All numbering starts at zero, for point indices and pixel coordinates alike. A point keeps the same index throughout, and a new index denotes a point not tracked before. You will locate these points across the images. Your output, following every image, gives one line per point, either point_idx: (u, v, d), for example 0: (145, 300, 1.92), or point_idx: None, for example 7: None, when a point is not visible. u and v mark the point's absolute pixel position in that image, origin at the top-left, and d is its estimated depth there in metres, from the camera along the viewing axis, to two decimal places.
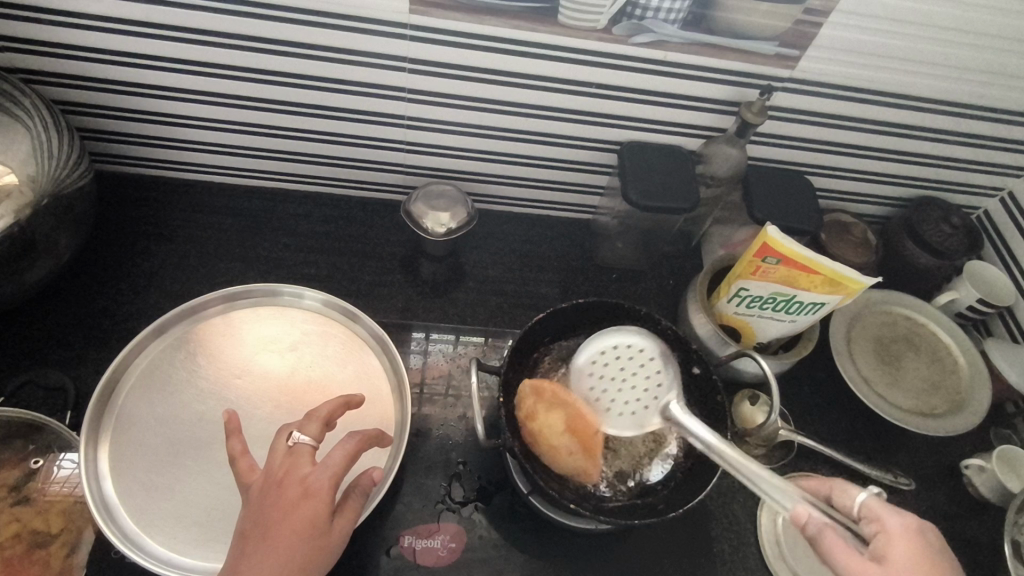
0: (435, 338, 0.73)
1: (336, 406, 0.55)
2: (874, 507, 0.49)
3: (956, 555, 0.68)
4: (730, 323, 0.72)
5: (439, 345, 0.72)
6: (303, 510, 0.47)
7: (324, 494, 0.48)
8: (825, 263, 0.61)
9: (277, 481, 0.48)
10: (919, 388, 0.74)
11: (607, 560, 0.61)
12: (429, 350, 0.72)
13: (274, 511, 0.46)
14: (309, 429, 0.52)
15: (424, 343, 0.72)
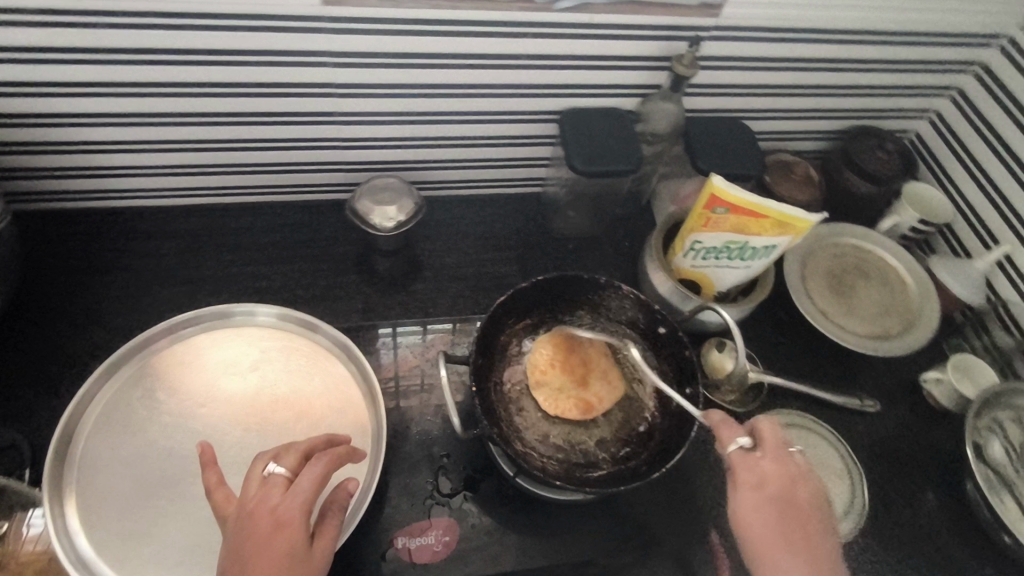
0: (402, 331, 0.72)
1: (318, 440, 0.54)
2: (738, 463, 0.53)
3: (924, 463, 0.72)
4: (688, 278, 0.74)
5: (407, 339, 0.72)
6: (277, 541, 0.46)
7: (298, 526, 0.47)
8: (769, 207, 0.63)
9: (250, 513, 0.47)
10: (874, 313, 0.77)
11: (602, 529, 0.62)
12: (398, 345, 0.71)
13: (245, 544, 0.46)
14: (287, 456, 0.51)
15: (390, 339, 0.71)
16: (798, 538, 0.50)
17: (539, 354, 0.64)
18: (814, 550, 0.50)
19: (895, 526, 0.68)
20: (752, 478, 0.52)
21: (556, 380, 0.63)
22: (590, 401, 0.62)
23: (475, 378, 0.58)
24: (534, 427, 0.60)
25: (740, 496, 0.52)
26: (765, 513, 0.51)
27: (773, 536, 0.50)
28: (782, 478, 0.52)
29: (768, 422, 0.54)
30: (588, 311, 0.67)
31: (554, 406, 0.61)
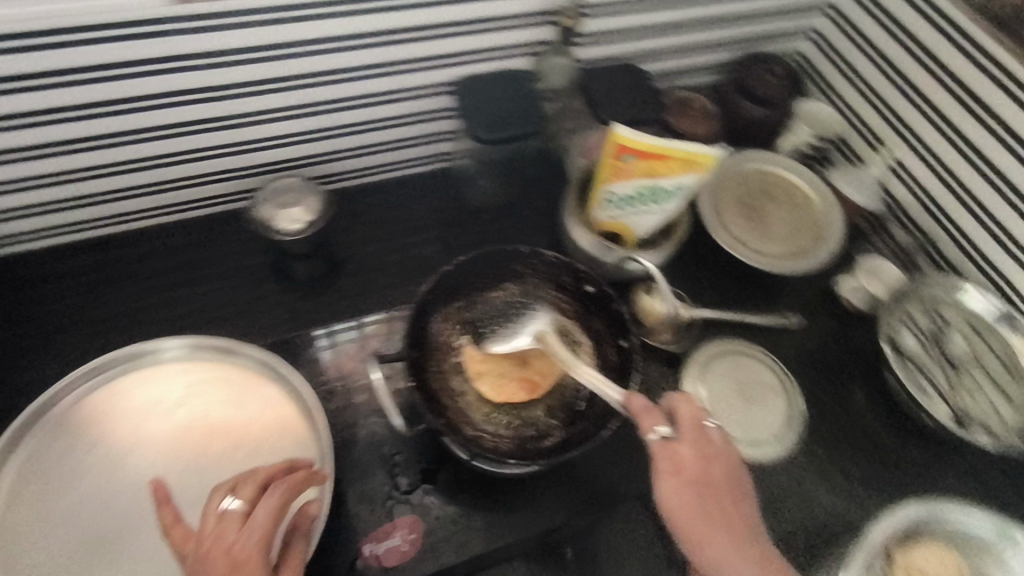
0: (338, 329, 0.70)
1: (278, 468, 0.51)
2: (657, 451, 0.53)
3: (848, 364, 0.77)
4: (609, 230, 0.75)
5: (346, 333, 0.70)
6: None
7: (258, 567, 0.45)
8: (673, 147, 0.65)
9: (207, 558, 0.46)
10: (786, 232, 0.80)
11: (569, 489, 0.61)
12: (339, 340, 0.70)
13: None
14: (242, 489, 0.49)
15: (329, 336, 0.70)
16: (719, 516, 0.52)
17: (475, 344, 0.62)
18: (734, 524, 0.52)
19: (831, 427, 0.73)
20: (671, 466, 0.52)
21: (496, 368, 0.61)
22: (535, 379, 0.60)
23: (412, 373, 0.57)
24: (481, 412, 0.59)
25: (662, 485, 0.52)
26: (687, 499, 0.51)
27: (697, 523, 0.51)
28: (700, 462, 0.52)
29: (683, 403, 0.54)
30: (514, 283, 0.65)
31: (498, 391, 0.59)
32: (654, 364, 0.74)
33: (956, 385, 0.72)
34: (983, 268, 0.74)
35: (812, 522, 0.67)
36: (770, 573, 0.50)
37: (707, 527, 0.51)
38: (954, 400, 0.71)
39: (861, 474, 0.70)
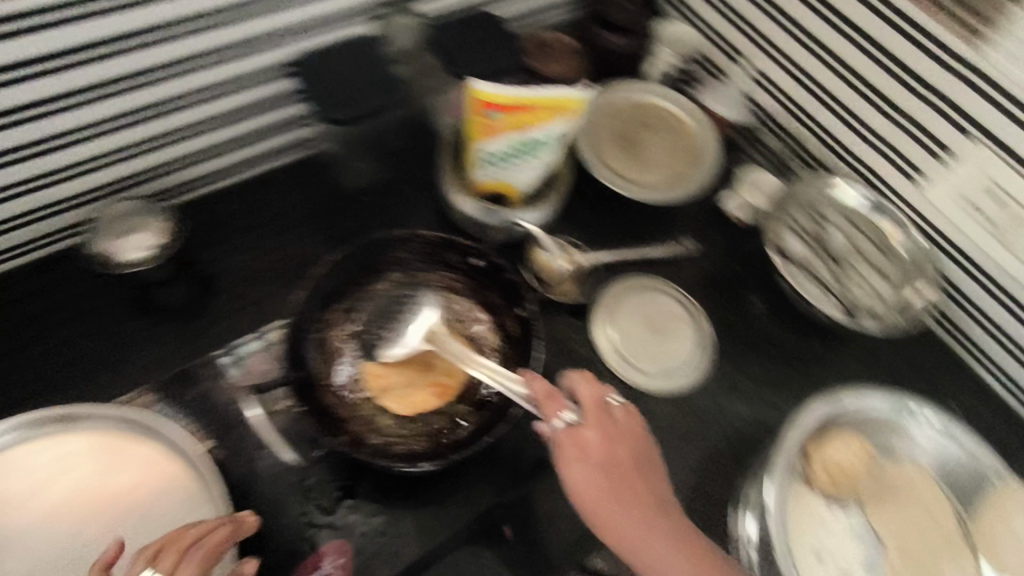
0: (239, 341, 0.64)
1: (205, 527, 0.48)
2: (562, 439, 0.53)
3: (744, 276, 0.79)
4: (492, 192, 0.72)
5: (248, 342, 0.65)
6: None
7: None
8: (535, 95, 0.63)
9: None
10: (664, 159, 0.81)
11: (497, 463, 0.61)
12: (240, 352, 0.64)
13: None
14: (161, 560, 0.45)
15: (230, 354, 0.63)
16: (627, 492, 0.53)
17: (372, 359, 0.57)
18: (644, 498, 0.53)
19: (737, 341, 0.75)
20: (575, 450, 0.53)
21: (401, 377, 0.56)
22: (444, 381, 0.56)
23: (301, 396, 0.52)
24: (389, 424, 0.54)
25: (568, 470, 0.53)
26: (594, 481, 0.52)
27: (607, 504, 0.52)
28: (604, 444, 0.53)
29: (584, 387, 0.55)
30: (399, 273, 0.60)
31: (407, 405, 0.55)
32: (560, 319, 0.73)
33: (841, 277, 0.75)
34: (847, 160, 0.77)
35: (732, 436, 0.69)
36: (682, 543, 0.52)
37: (617, 507, 0.52)
38: (841, 292, 0.75)
39: (770, 379, 0.73)
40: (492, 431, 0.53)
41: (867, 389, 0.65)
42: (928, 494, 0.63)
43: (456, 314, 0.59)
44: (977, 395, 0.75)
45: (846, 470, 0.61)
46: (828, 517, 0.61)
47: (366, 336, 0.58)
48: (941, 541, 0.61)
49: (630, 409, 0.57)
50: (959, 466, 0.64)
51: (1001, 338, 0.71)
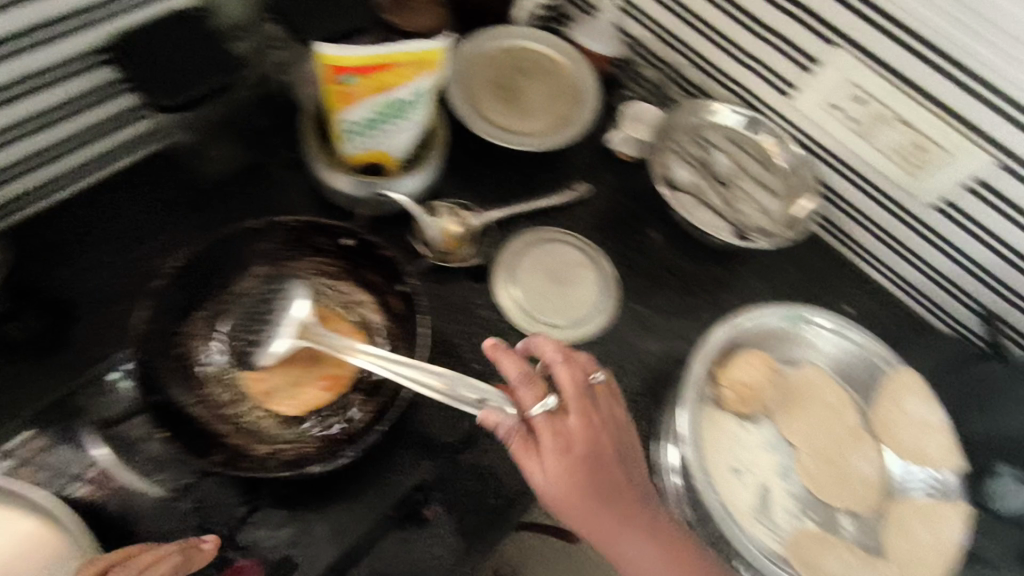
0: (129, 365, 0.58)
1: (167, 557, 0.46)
2: (541, 424, 0.50)
3: (639, 211, 0.79)
4: (366, 162, 0.68)
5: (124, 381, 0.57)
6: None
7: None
8: (390, 52, 0.58)
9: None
10: (544, 104, 0.78)
11: (409, 446, 0.58)
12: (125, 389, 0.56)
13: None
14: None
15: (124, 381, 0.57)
16: (610, 488, 0.51)
17: (251, 368, 0.53)
18: (626, 492, 0.52)
19: (640, 277, 0.75)
20: (554, 441, 0.50)
21: (286, 379, 0.52)
22: (335, 373, 0.53)
23: (167, 423, 0.47)
24: (282, 430, 0.51)
25: (546, 460, 0.49)
26: (577, 475, 0.50)
27: (587, 497, 0.50)
28: (587, 434, 0.50)
29: (566, 373, 0.51)
30: (263, 265, 0.55)
31: (299, 406, 0.52)
32: (460, 285, 0.71)
33: (729, 199, 0.75)
34: (721, 82, 0.78)
35: (646, 371, 0.70)
36: (655, 537, 0.52)
37: (602, 504, 0.50)
38: (731, 214, 0.75)
39: (676, 309, 0.74)
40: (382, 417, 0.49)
41: (763, 307, 0.65)
42: (830, 393, 0.66)
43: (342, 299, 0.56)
44: (865, 291, 0.79)
45: (753, 391, 0.63)
46: (743, 434, 0.63)
47: (242, 342, 0.54)
48: (845, 433, 0.64)
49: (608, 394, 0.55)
50: (856, 363, 0.67)
51: (881, 232, 0.75)
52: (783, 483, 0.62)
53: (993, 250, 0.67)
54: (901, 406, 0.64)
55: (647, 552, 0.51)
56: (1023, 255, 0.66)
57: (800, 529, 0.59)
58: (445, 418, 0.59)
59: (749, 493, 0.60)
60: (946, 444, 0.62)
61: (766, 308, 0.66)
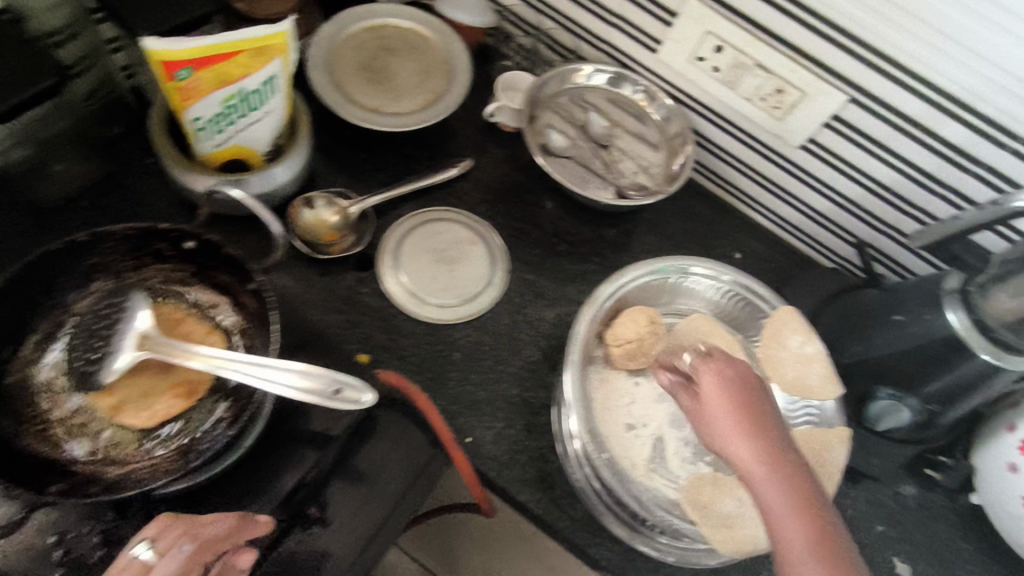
0: None
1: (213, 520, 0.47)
2: (700, 374, 0.50)
3: (526, 181, 0.79)
4: (225, 159, 0.65)
5: None
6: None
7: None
8: (227, 41, 0.55)
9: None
10: (416, 82, 0.75)
11: (280, 445, 0.56)
12: None
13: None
14: (162, 538, 0.45)
15: None
16: (760, 446, 0.46)
17: (94, 389, 0.50)
18: (776, 461, 0.45)
19: (533, 247, 0.75)
20: (709, 386, 0.49)
21: (137, 393, 0.51)
22: (188, 379, 0.51)
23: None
24: (136, 446, 0.49)
25: (706, 406, 0.48)
26: (728, 424, 0.47)
27: (731, 433, 0.47)
28: (738, 392, 0.49)
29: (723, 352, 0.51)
30: (103, 280, 0.52)
31: (150, 419, 0.50)
32: (346, 275, 0.70)
33: (609, 160, 0.76)
34: (593, 43, 0.78)
35: (542, 340, 0.70)
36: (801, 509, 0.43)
37: (710, 417, 0.48)
38: (611, 176, 0.75)
39: (569, 275, 0.75)
40: (231, 425, 0.49)
41: (635, 265, 0.65)
42: (719, 339, 0.68)
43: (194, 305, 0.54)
44: (753, 236, 0.82)
45: (640, 347, 0.62)
46: (634, 389, 0.64)
47: (83, 361, 0.51)
48: None
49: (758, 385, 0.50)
50: (735, 305, 0.70)
51: (760, 177, 0.77)
52: (677, 433, 0.63)
53: (860, 184, 0.70)
54: (784, 342, 0.66)
55: (784, 496, 0.43)
56: (885, 185, 0.68)
57: (693, 474, 0.61)
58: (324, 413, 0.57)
59: (642, 446, 0.62)
60: (827, 374, 0.64)
61: (639, 266, 0.65)
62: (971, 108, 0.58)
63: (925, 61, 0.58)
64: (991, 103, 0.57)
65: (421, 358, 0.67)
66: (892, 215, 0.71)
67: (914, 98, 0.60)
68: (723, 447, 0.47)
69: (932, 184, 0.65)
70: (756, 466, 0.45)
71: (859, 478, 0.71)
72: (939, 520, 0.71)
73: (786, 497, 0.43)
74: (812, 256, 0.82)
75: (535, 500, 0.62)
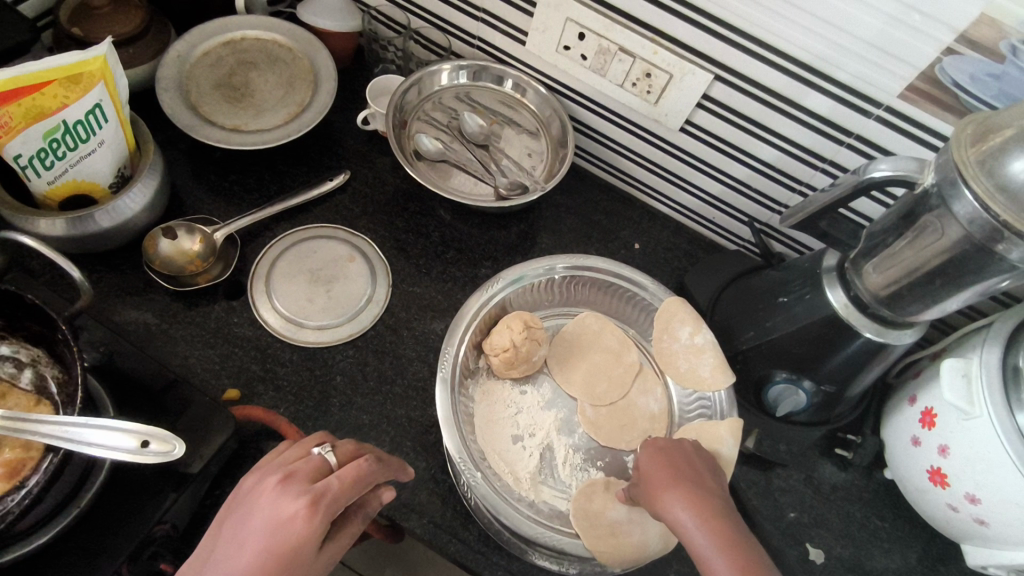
0: None
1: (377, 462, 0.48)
2: (646, 451, 0.55)
3: (411, 190, 0.76)
4: (65, 193, 0.60)
5: None
6: (296, 525, 0.41)
7: (324, 513, 0.42)
8: (36, 69, 0.50)
9: (284, 482, 0.43)
10: (279, 95, 0.72)
11: (130, 489, 0.52)
12: None
13: (265, 519, 0.41)
14: (339, 448, 0.48)
15: None
16: (697, 493, 0.49)
17: None
18: (716, 508, 0.48)
19: (420, 256, 0.72)
20: (651, 456, 0.54)
21: None
22: (11, 457, 0.46)
23: None
24: None
25: (643, 469, 0.53)
26: (665, 478, 0.51)
27: (667, 483, 0.51)
28: (682, 464, 0.53)
29: (667, 435, 0.56)
30: None
31: None
32: (216, 306, 0.66)
33: (489, 162, 0.74)
34: (465, 40, 0.75)
35: (430, 356, 0.67)
36: (734, 542, 0.45)
37: (649, 477, 0.52)
38: (491, 177, 0.73)
39: (459, 283, 0.72)
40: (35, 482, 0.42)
41: (497, 275, 0.63)
42: (610, 336, 0.67)
43: (19, 371, 0.50)
44: (655, 225, 0.79)
45: (517, 354, 0.60)
46: (519, 399, 0.63)
47: None
48: (625, 371, 0.65)
49: (714, 470, 0.54)
50: (626, 300, 0.68)
51: (651, 164, 0.74)
52: (566, 440, 0.62)
53: (744, 164, 0.68)
54: (674, 334, 0.64)
55: (708, 536, 0.46)
56: (767, 163, 0.66)
57: (582, 481, 0.59)
58: (179, 458, 0.54)
59: (530, 458, 0.60)
60: (717, 363, 0.62)
61: (500, 278, 0.64)
62: (830, 77, 0.56)
63: (781, 32, 0.55)
64: (845, 69, 0.55)
65: (299, 385, 0.64)
66: (780, 192, 0.68)
67: (776, 71, 0.58)
68: (659, 499, 0.50)
69: (809, 157, 0.63)
70: (685, 515, 0.48)
71: (770, 466, 0.69)
72: (854, 501, 0.69)
73: (710, 537, 0.46)
74: (716, 240, 0.79)
75: (423, 526, 0.59)
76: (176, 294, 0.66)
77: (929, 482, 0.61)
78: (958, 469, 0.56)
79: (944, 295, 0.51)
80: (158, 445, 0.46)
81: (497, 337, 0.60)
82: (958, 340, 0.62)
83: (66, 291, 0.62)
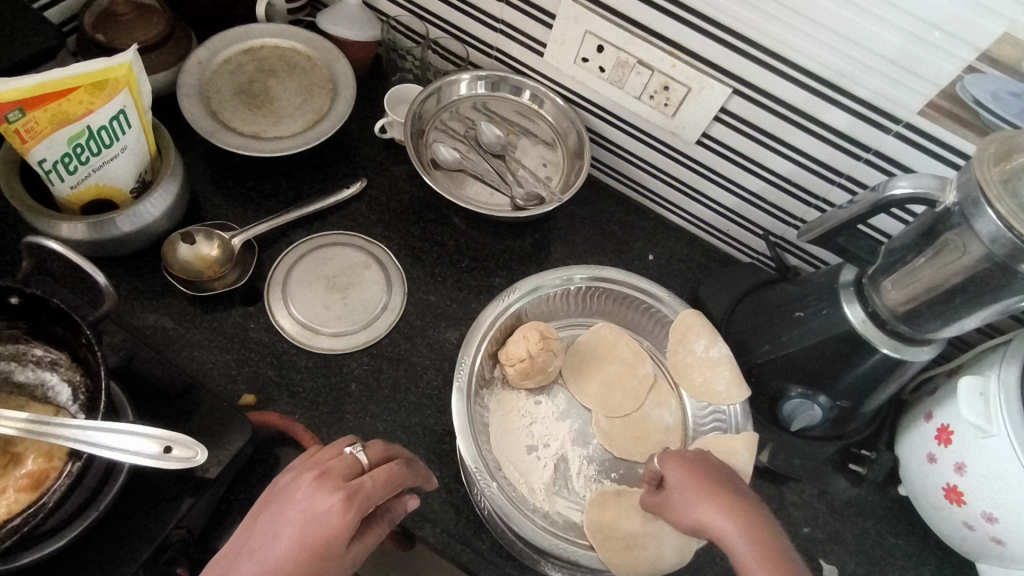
0: None
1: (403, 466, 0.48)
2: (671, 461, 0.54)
3: (426, 199, 0.76)
4: (87, 198, 0.61)
5: None
6: (331, 519, 0.42)
7: (358, 509, 0.43)
8: (61, 75, 0.51)
9: (320, 479, 0.44)
10: (298, 102, 0.73)
11: (148, 492, 0.52)
12: None
13: (300, 511, 0.42)
14: (369, 449, 0.49)
15: None
16: (732, 500, 0.49)
17: None
18: (754, 515, 0.47)
19: (435, 265, 0.73)
20: (677, 467, 0.53)
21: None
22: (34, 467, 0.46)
23: None
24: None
25: (670, 480, 0.53)
26: (698, 487, 0.50)
27: (701, 491, 0.50)
28: (711, 474, 0.52)
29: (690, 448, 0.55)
30: None
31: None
32: (233, 311, 0.66)
33: (505, 171, 0.75)
34: (483, 50, 0.75)
35: (445, 365, 0.67)
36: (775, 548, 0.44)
37: (681, 485, 0.51)
38: (507, 187, 0.74)
39: (474, 292, 0.72)
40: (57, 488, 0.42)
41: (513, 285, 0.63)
42: (624, 347, 0.67)
43: (39, 380, 0.50)
44: (670, 237, 0.79)
45: (533, 364, 0.60)
46: (534, 409, 0.63)
47: None
48: (640, 382, 0.65)
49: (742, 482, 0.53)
50: (641, 312, 0.68)
51: (666, 175, 0.75)
52: (580, 451, 0.62)
53: (760, 177, 0.68)
54: (689, 347, 0.64)
55: (750, 542, 0.45)
56: (783, 176, 0.66)
57: (596, 492, 0.59)
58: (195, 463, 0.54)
59: (544, 469, 0.60)
60: (732, 376, 0.62)
61: (516, 288, 0.64)
62: (849, 92, 0.56)
63: (800, 47, 0.55)
64: (865, 85, 0.55)
65: (315, 392, 0.64)
66: (797, 206, 0.68)
67: (794, 86, 0.58)
68: (694, 505, 0.49)
69: (826, 172, 0.63)
70: (723, 520, 0.47)
71: (783, 480, 0.69)
72: (868, 518, 0.68)
73: (753, 542, 0.45)
74: (730, 253, 0.79)
75: (437, 535, 0.59)
76: (194, 299, 0.66)
77: (945, 500, 0.60)
78: (975, 487, 0.56)
79: (964, 312, 0.51)
80: (181, 450, 0.46)
81: (513, 346, 0.61)
82: (976, 357, 0.61)
83: (86, 293, 0.63)
